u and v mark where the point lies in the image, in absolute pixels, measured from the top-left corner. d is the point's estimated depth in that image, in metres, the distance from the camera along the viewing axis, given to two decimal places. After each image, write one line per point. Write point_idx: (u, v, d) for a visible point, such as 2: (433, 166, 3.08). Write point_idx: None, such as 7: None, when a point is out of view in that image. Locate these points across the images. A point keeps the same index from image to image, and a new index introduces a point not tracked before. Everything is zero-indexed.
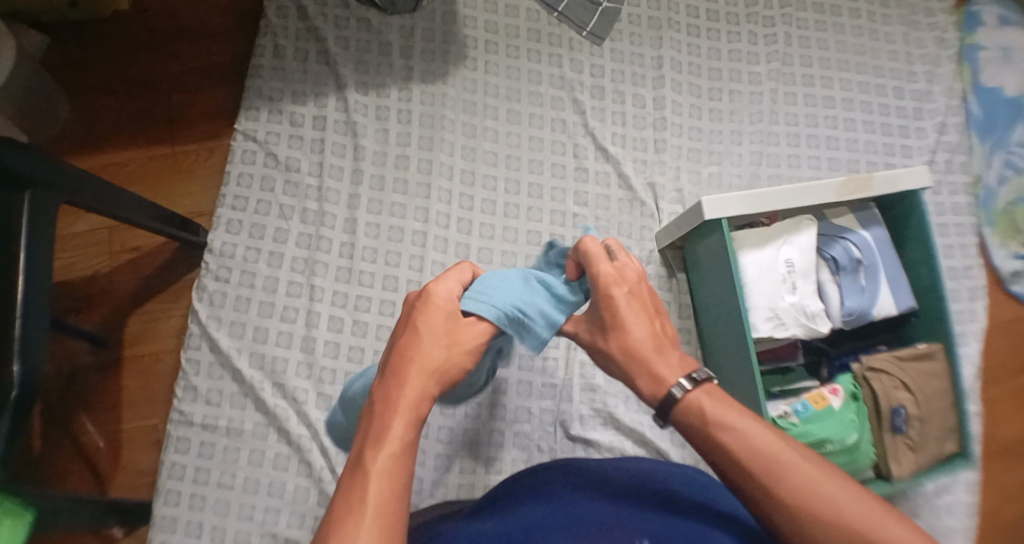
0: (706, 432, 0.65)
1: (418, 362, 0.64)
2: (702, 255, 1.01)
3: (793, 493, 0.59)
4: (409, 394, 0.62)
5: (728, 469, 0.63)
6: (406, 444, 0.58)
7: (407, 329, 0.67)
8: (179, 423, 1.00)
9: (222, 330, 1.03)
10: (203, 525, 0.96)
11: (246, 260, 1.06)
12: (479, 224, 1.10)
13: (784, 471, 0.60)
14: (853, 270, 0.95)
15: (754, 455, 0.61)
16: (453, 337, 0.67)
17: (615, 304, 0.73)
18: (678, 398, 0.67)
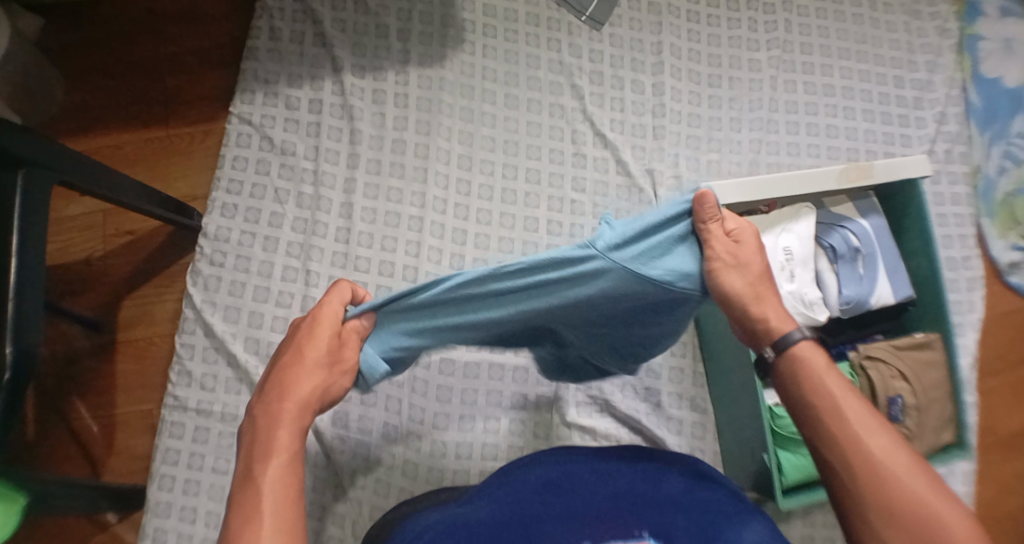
0: (805, 380, 0.65)
1: (303, 384, 0.63)
2: None
3: (874, 456, 0.58)
4: (291, 409, 0.61)
5: (817, 420, 0.63)
6: (293, 462, 0.58)
7: (288, 350, 0.65)
8: (174, 407, 0.99)
9: (217, 315, 1.02)
10: (197, 511, 0.95)
11: (241, 244, 1.05)
12: (477, 209, 1.10)
13: (868, 436, 0.59)
14: (851, 258, 0.95)
15: (849, 412, 0.61)
16: (336, 358, 0.65)
17: (748, 250, 0.65)
18: (795, 342, 0.66)
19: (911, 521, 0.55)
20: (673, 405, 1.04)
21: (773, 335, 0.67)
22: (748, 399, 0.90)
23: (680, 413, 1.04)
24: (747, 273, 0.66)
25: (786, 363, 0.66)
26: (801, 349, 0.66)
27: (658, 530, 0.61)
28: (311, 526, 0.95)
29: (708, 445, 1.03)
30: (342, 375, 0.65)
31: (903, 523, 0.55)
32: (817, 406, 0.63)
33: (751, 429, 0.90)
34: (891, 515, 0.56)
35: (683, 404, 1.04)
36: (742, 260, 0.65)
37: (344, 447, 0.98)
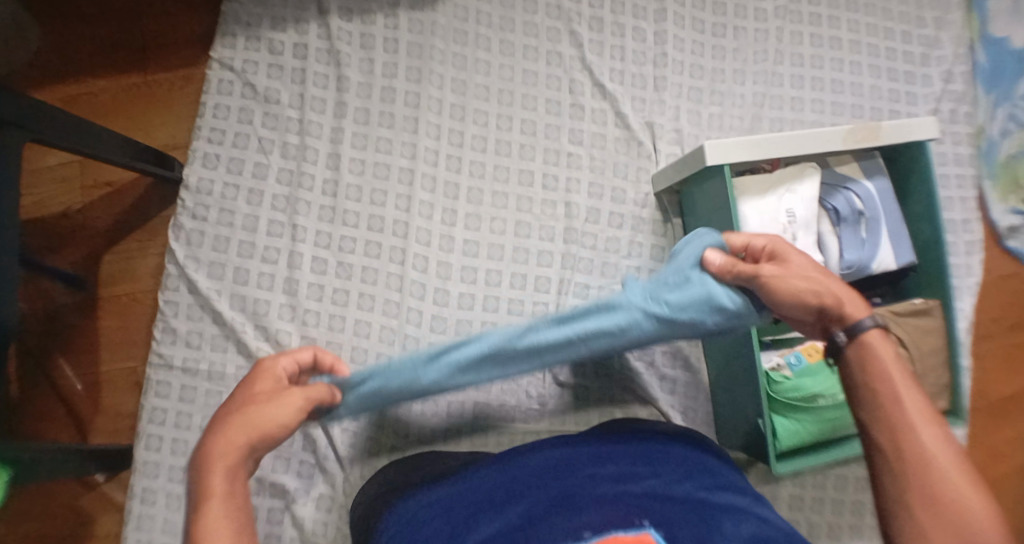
0: (869, 364, 0.61)
1: (238, 430, 0.58)
2: (701, 200, 0.97)
3: (930, 449, 0.55)
4: (228, 451, 0.57)
5: (871, 409, 0.59)
6: (237, 497, 0.55)
7: (224, 404, 0.61)
8: (159, 365, 0.96)
9: (201, 271, 0.98)
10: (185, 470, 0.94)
11: (224, 198, 1.01)
12: (470, 161, 1.05)
13: (921, 435, 0.56)
14: (854, 221, 0.93)
15: (911, 404, 0.57)
16: (278, 393, 0.62)
17: (790, 260, 0.68)
18: (867, 331, 0.61)
19: (944, 522, 0.52)
20: (666, 364, 1.03)
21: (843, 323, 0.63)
22: (744, 364, 0.88)
23: (672, 373, 1.03)
24: (800, 272, 0.66)
25: (851, 349, 0.62)
26: (871, 336, 0.61)
27: (659, 520, 0.54)
28: (302, 484, 0.95)
29: (700, 406, 1.02)
30: (278, 408, 0.61)
31: (944, 518, 0.52)
32: (880, 393, 0.59)
33: (745, 393, 0.89)
34: (932, 507, 0.53)
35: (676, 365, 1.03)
36: (785, 268, 0.67)
37: None
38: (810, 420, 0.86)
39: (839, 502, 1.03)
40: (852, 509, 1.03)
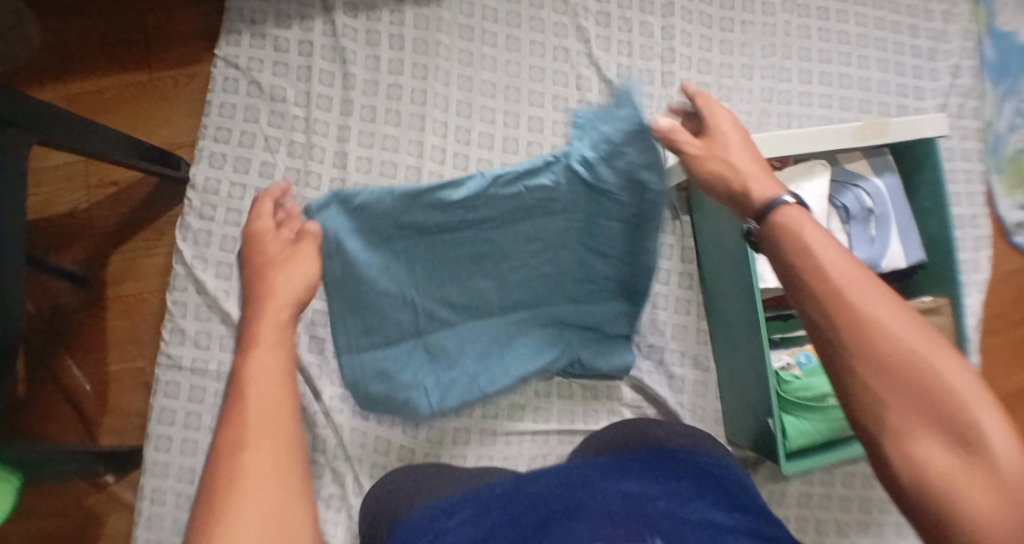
0: (795, 245, 0.59)
1: (280, 287, 0.67)
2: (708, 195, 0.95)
3: (877, 316, 0.51)
4: (268, 350, 0.57)
5: (807, 288, 0.56)
6: (269, 365, 0.55)
7: (251, 297, 0.66)
8: (167, 366, 0.95)
9: (208, 271, 0.97)
10: (195, 469, 0.94)
11: (231, 197, 0.99)
12: (477, 159, 1.05)
13: (865, 297, 0.52)
14: (864, 219, 0.93)
15: (842, 274, 0.54)
16: (301, 254, 0.72)
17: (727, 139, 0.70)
18: (781, 206, 0.64)
19: (909, 381, 0.49)
20: (675, 362, 1.01)
21: (761, 202, 0.67)
22: (754, 364, 0.88)
23: (681, 370, 1.01)
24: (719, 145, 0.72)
25: (776, 234, 0.62)
26: (787, 220, 0.62)
27: (668, 534, 0.51)
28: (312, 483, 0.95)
29: (710, 403, 1.01)
30: (298, 267, 0.70)
31: (899, 384, 0.49)
32: (807, 269, 0.56)
33: (754, 392, 0.89)
34: (885, 377, 0.50)
35: (686, 363, 1.01)
36: None
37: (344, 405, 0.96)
38: (822, 420, 0.86)
39: (847, 499, 1.04)
40: (859, 506, 1.04)
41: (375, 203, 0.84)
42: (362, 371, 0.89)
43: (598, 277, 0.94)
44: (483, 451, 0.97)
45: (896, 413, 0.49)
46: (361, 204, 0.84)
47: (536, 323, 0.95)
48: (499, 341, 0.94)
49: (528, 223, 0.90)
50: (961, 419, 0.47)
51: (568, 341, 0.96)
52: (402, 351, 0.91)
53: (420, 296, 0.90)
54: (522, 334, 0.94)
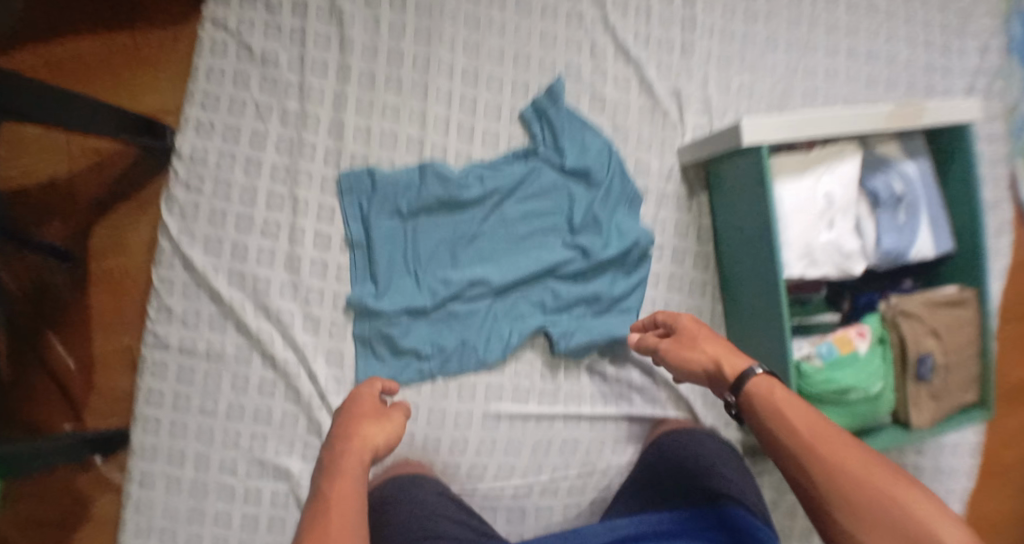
0: (759, 403, 0.63)
1: (372, 425, 0.67)
2: (730, 176, 0.90)
3: (842, 461, 0.56)
4: (346, 478, 0.60)
5: (786, 449, 0.59)
6: (351, 493, 0.58)
7: (340, 422, 0.68)
8: (154, 346, 0.89)
9: (196, 247, 0.89)
10: (185, 453, 0.89)
11: (220, 168, 0.91)
12: (483, 132, 0.95)
13: (833, 449, 0.57)
14: (893, 206, 0.89)
15: (803, 421, 0.60)
16: (384, 407, 0.70)
17: (691, 330, 0.75)
18: (749, 372, 0.66)
19: (890, 525, 0.52)
20: None
21: (731, 376, 0.67)
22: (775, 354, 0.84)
23: None
24: (683, 336, 0.76)
25: (741, 395, 0.65)
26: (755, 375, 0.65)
27: None
28: (307, 468, 0.89)
29: None
30: (384, 418, 0.68)
31: (882, 522, 0.53)
32: (774, 426, 0.61)
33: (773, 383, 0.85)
34: (862, 517, 0.53)
35: None
36: (679, 340, 0.75)
37: (341, 389, 0.88)
38: (837, 414, 0.84)
39: None
40: None
41: (393, 176, 0.90)
42: (372, 340, 0.88)
43: (592, 252, 0.90)
44: (485, 434, 0.90)
45: None
46: (384, 177, 0.90)
47: (526, 306, 0.91)
48: (505, 319, 0.90)
49: (519, 201, 0.92)
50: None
51: (575, 322, 0.91)
52: (408, 320, 0.88)
53: (425, 268, 0.89)
54: (508, 323, 0.90)
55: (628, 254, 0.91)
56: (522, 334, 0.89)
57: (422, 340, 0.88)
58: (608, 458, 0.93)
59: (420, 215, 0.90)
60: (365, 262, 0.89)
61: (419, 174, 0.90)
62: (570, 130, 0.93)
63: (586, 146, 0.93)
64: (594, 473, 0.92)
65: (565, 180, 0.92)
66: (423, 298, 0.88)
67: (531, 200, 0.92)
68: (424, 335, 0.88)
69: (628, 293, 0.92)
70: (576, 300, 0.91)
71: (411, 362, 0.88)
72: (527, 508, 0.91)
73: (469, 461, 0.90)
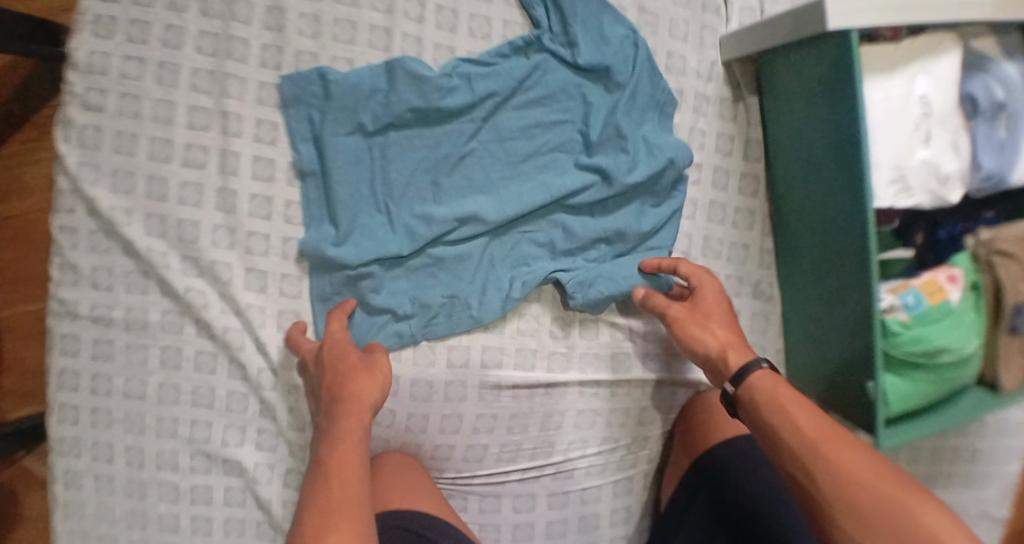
0: (756, 400, 0.56)
1: (359, 379, 0.60)
2: (789, 73, 0.69)
3: (846, 467, 0.50)
4: (351, 430, 0.55)
5: (784, 453, 0.54)
6: (354, 462, 0.53)
7: (327, 383, 0.61)
8: (61, 315, 0.69)
9: (102, 184, 0.68)
10: (113, 447, 0.71)
11: (124, 75, 0.68)
12: (469, 16, 0.72)
13: (838, 456, 0.51)
14: (994, 116, 0.66)
15: (809, 423, 0.53)
16: (371, 364, 0.62)
17: (710, 305, 0.65)
18: (756, 369, 0.58)
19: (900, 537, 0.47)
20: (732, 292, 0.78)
21: (733, 369, 0.60)
22: (851, 303, 0.66)
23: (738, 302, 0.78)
24: (699, 309, 0.65)
25: (740, 391, 0.58)
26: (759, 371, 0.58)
27: None
28: (264, 458, 0.72)
29: (771, 342, 0.79)
30: (370, 376, 0.61)
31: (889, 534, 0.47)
32: (773, 425, 0.55)
33: (842, 338, 0.68)
34: (867, 527, 0.48)
35: (747, 293, 0.78)
36: (693, 311, 0.65)
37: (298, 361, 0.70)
38: (924, 380, 0.67)
39: (916, 449, 0.86)
40: (931, 454, 0.87)
41: (351, 77, 0.67)
42: (335, 295, 0.69)
43: (615, 175, 0.70)
44: (483, 408, 0.72)
45: None
46: (339, 81, 0.67)
47: (531, 248, 0.72)
48: (504, 264, 0.71)
49: (517, 109, 0.71)
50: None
51: (592, 266, 0.72)
52: (381, 270, 0.69)
53: (400, 203, 0.69)
54: (509, 270, 0.71)
55: (661, 176, 0.72)
56: (528, 281, 0.70)
57: (401, 294, 0.69)
58: (634, 430, 0.76)
59: (391, 131, 0.69)
60: (322, 201, 0.69)
61: (386, 75, 0.68)
62: (583, 15, 0.70)
63: (605, 35, 0.71)
64: (617, 448, 0.76)
65: (578, 80, 0.71)
66: (398, 242, 0.68)
67: (534, 108, 0.71)
68: (404, 288, 0.70)
69: (658, 228, 0.73)
70: (593, 236, 0.72)
71: (386, 323, 0.69)
72: (538, 493, 0.74)
73: (465, 442, 0.72)
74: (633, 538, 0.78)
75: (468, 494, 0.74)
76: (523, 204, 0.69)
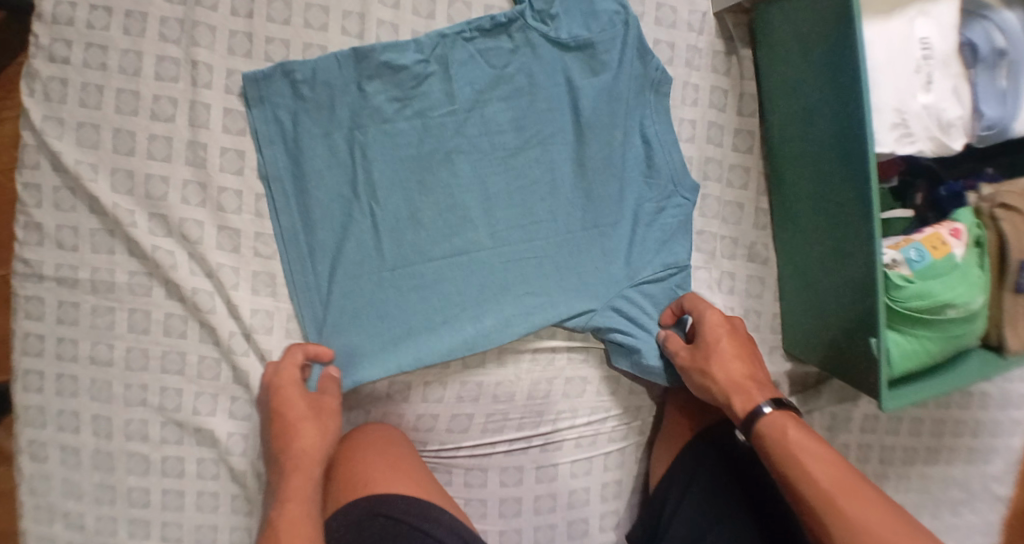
0: (772, 447, 0.58)
1: (303, 429, 0.61)
2: (795, 54, 0.66)
3: (862, 523, 0.52)
4: (298, 492, 0.58)
5: (800, 500, 0.56)
6: (304, 518, 0.56)
7: (273, 436, 0.62)
8: (25, 276, 0.66)
9: (67, 139, 0.65)
10: (79, 416, 0.67)
11: (91, 23, 0.65)
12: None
13: (855, 509, 0.53)
14: (994, 64, 0.64)
15: (823, 473, 0.55)
16: (320, 409, 0.62)
17: (711, 348, 0.63)
18: (766, 417, 0.59)
19: None
20: (726, 254, 0.75)
21: (740, 418, 0.61)
22: (851, 306, 0.64)
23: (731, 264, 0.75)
24: (704, 352, 0.64)
25: (754, 439, 0.60)
26: (769, 416, 0.59)
27: None
28: (237, 429, 0.68)
29: (766, 307, 0.76)
30: (316, 426, 0.62)
31: None
32: (790, 473, 0.56)
33: (840, 314, 0.66)
34: None
35: (741, 255, 0.75)
36: (700, 354, 0.64)
37: (271, 325, 0.67)
38: (928, 337, 0.64)
39: (919, 420, 0.83)
40: (936, 426, 0.83)
41: (320, 71, 0.64)
42: (307, 313, 0.66)
43: (610, 172, 0.69)
44: (467, 376, 0.69)
45: None
46: (308, 77, 0.64)
47: (533, 260, 0.68)
48: (500, 277, 0.68)
49: (503, 100, 0.67)
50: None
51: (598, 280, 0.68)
52: (365, 279, 0.66)
53: (385, 205, 0.66)
54: (509, 283, 0.68)
55: (658, 169, 0.70)
56: (525, 294, 0.68)
57: (392, 308, 0.66)
58: (626, 400, 0.73)
59: (369, 128, 0.65)
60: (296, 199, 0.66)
61: (354, 65, 0.65)
62: None
63: (593, 9, 0.67)
64: (608, 418, 0.72)
65: (568, 66, 0.68)
66: (385, 250, 0.66)
67: (520, 100, 0.68)
68: (394, 304, 0.67)
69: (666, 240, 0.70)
70: (592, 247, 0.69)
71: (376, 344, 0.66)
72: (525, 467, 0.71)
73: (450, 412, 0.69)
74: (625, 514, 0.74)
75: (453, 467, 0.70)
76: (514, 205, 0.68)
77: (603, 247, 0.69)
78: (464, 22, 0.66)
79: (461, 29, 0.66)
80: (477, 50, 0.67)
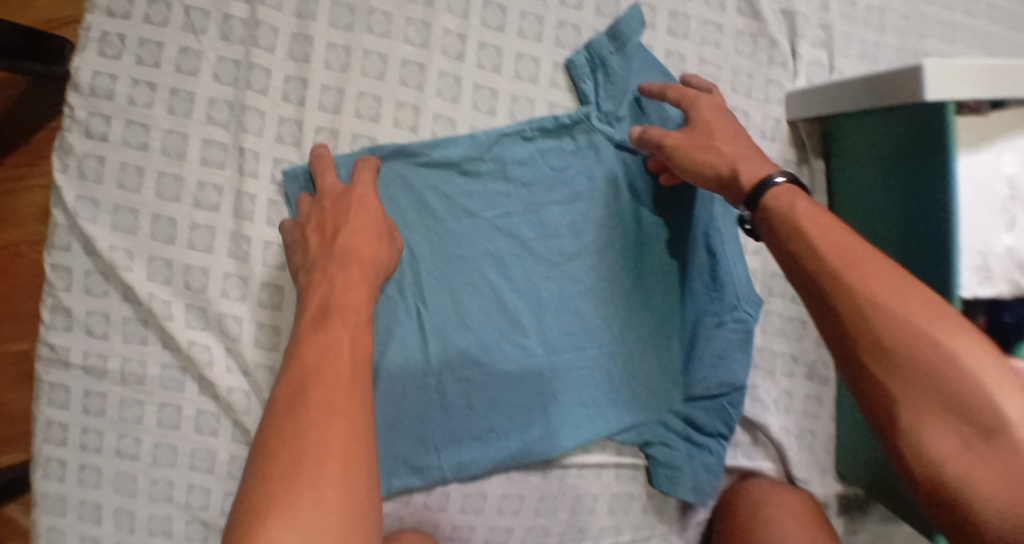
0: (778, 219, 0.48)
1: (356, 219, 0.57)
2: (867, 172, 0.64)
3: (874, 289, 0.41)
4: (353, 292, 0.53)
5: (803, 271, 0.45)
6: (359, 305, 0.52)
7: (329, 222, 0.57)
8: (51, 362, 0.63)
9: (101, 222, 0.61)
10: (101, 507, 0.64)
11: (132, 101, 0.61)
12: (515, 56, 0.66)
13: (865, 273, 0.42)
14: None
15: (831, 244, 0.44)
16: (389, 230, 0.59)
17: (715, 126, 0.57)
18: (773, 191, 0.50)
19: (927, 367, 0.39)
20: (783, 370, 0.72)
21: (748, 185, 0.52)
22: None
23: (788, 380, 0.72)
24: (701, 131, 0.57)
25: (758, 212, 0.50)
26: (777, 192, 0.50)
27: None
28: None
29: (822, 426, 0.72)
30: (382, 247, 0.57)
31: (916, 366, 0.39)
32: (795, 245, 0.46)
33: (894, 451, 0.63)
34: (891, 352, 0.40)
35: (799, 373, 0.72)
36: (696, 132, 0.57)
37: None
38: None
39: None
40: None
41: None
42: None
43: (671, 285, 0.66)
44: (509, 488, 0.66)
45: (912, 405, 0.39)
46: None
47: (586, 368, 0.65)
48: (550, 386, 0.64)
49: (563, 204, 0.65)
50: (989, 422, 0.37)
51: (651, 398, 0.66)
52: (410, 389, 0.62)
53: (433, 309, 0.63)
54: (557, 391, 0.65)
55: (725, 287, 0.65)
56: (574, 404, 0.65)
57: (437, 419, 0.63)
58: (672, 518, 0.70)
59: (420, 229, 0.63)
60: None
61: (411, 162, 0.63)
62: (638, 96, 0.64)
63: None
64: (651, 537, 0.69)
65: (631, 171, 0.65)
66: (433, 357, 0.62)
67: (580, 204, 0.65)
68: (439, 413, 0.63)
69: (729, 362, 0.64)
70: (649, 359, 0.66)
71: (417, 449, 0.63)
72: None
73: (487, 523, 0.66)
74: None
75: None
76: (566, 310, 0.65)
77: (658, 356, 0.66)
78: (526, 121, 0.64)
79: (521, 128, 0.64)
80: (537, 149, 0.65)
